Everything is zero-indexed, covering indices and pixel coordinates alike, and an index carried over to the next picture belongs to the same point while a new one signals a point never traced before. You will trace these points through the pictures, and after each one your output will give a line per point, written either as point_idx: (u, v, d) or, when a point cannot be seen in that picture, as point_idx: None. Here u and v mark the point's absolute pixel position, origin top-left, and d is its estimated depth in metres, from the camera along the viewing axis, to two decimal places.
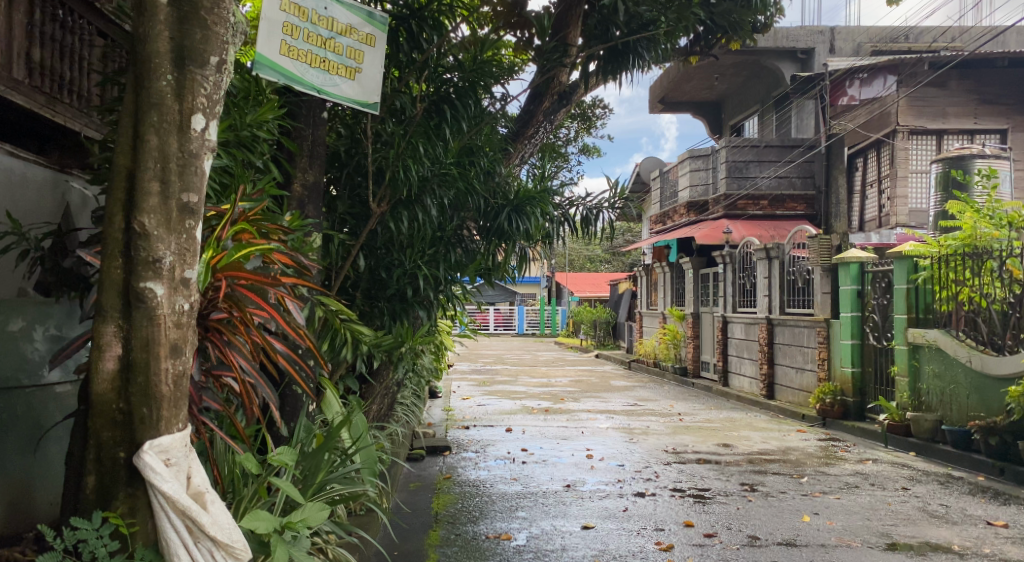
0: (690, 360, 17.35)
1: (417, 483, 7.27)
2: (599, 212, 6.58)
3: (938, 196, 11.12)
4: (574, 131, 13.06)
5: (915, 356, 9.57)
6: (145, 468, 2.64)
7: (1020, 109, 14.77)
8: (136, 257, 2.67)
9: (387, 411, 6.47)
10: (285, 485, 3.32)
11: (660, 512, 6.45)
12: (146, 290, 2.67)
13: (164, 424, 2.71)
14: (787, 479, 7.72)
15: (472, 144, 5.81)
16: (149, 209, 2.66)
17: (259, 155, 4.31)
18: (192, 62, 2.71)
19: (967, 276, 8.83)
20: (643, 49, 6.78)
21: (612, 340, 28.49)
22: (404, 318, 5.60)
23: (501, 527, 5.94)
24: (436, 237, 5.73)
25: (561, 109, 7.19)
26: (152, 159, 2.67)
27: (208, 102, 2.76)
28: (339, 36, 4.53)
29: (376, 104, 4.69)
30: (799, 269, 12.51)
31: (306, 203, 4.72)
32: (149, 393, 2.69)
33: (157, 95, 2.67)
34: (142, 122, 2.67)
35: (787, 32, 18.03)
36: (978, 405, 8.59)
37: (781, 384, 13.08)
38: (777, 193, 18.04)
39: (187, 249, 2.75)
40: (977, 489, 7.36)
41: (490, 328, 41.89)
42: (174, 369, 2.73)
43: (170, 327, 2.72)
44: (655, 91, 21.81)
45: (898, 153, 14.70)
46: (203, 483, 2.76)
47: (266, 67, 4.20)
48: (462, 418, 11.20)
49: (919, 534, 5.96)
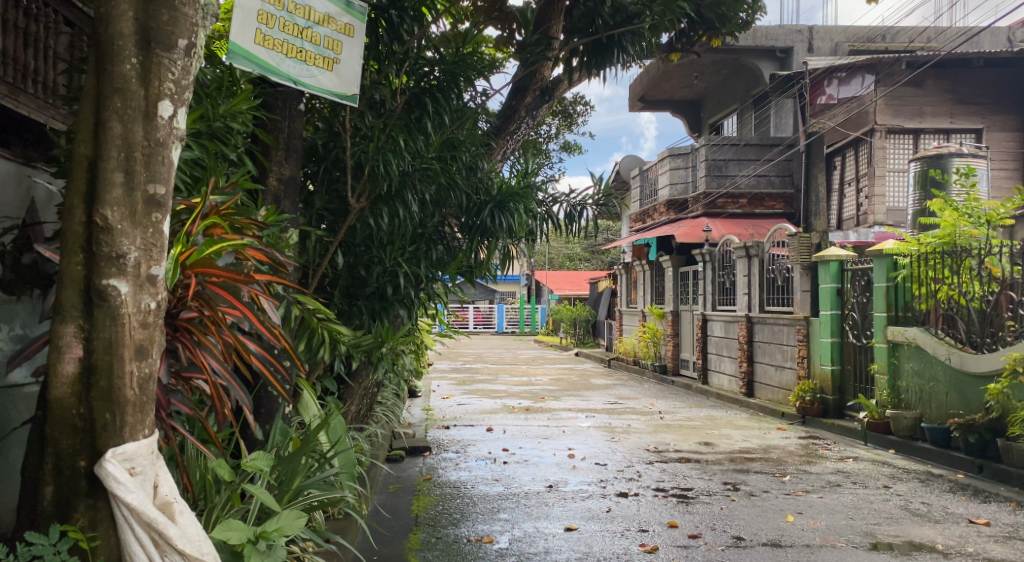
0: (669, 358, 17.32)
1: (396, 484, 7.15)
2: (583, 209, 6.47)
3: (917, 194, 11.11)
4: (554, 129, 12.92)
5: (895, 353, 9.55)
6: (108, 478, 2.48)
7: (997, 108, 14.80)
8: (99, 252, 2.51)
9: (366, 412, 6.34)
10: (260, 493, 3.17)
11: (644, 513, 6.35)
12: (109, 287, 2.52)
13: (129, 430, 2.56)
14: (770, 478, 7.65)
15: (454, 139, 5.66)
16: (112, 202, 2.51)
17: (232, 147, 4.17)
18: (158, 44, 2.55)
19: (945, 274, 8.80)
20: (627, 43, 6.60)
21: (592, 339, 28.45)
22: (385, 317, 5.45)
23: (483, 529, 5.82)
24: (417, 234, 5.61)
25: (543, 104, 7.09)
26: (115, 148, 2.51)
27: (176, 88, 2.60)
28: (316, 25, 4.38)
29: (355, 96, 4.55)
30: (779, 267, 12.49)
31: (282, 198, 4.58)
32: (113, 398, 2.53)
33: (120, 79, 2.51)
34: (104, 108, 2.51)
35: (767, 31, 17.94)
36: (957, 403, 8.55)
37: (760, 382, 13.05)
38: (755, 192, 18.07)
39: (153, 244, 2.58)
40: (957, 487, 7.33)
41: (469, 326, 41.78)
42: (140, 371, 2.58)
43: (135, 327, 2.56)
44: (636, 89, 21.72)
45: (876, 152, 14.74)
46: (171, 492, 2.63)
47: (240, 58, 4.05)
48: (442, 417, 11.07)
49: (902, 533, 5.89)
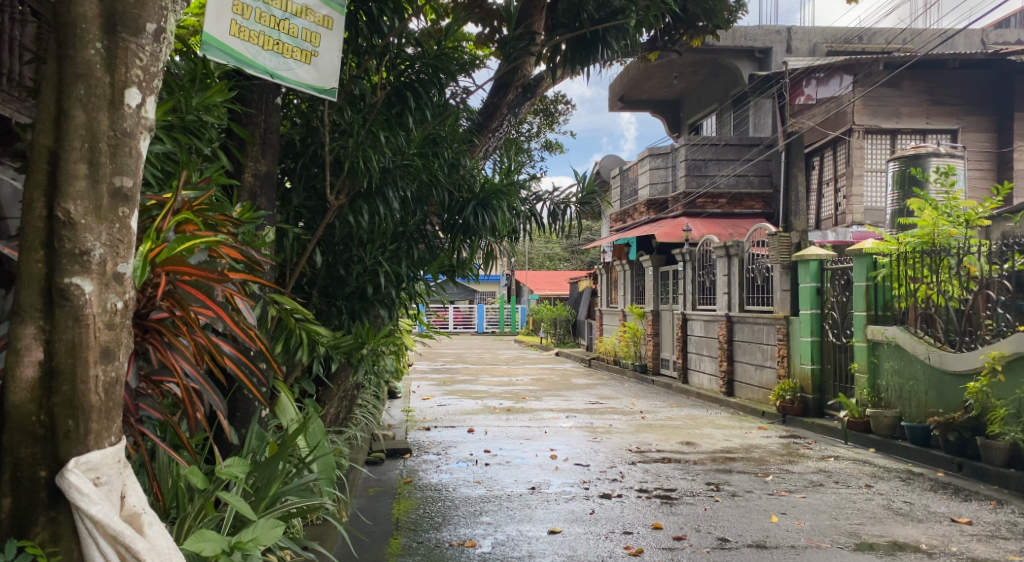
0: (650, 357, 17.27)
1: (376, 488, 7.01)
2: (566, 207, 6.36)
3: (896, 194, 11.11)
4: (535, 128, 12.84)
5: (874, 352, 9.54)
6: (71, 489, 2.34)
7: (972, 109, 14.87)
8: (60, 248, 2.35)
9: (345, 414, 6.20)
10: (237, 502, 3.05)
11: (628, 514, 6.26)
12: (72, 286, 2.36)
13: (93, 438, 2.41)
14: (752, 477, 7.60)
15: (435, 135, 5.56)
16: (75, 195, 2.34)
17: (206, 141, 4.04)
18: (124, 29, 2.39)
19: (925, 273, 8.82)
20: (611, 39, 6.50)
21: (572, 338, 28.39)
22: (365, 318, 5.35)
23: (465, 532, 5.70)
24: (398, 233, 5.50)
25: (525, 101, 6.99)
26: (79, 138, 2.35)
27: (144, 75, 2.45)
28: (293, 17, 4.26)
29: (334, 90, 4.41)
30: (759, 267, 12.46)
31: (258, 195, 4.44)
32: (76, 404, 2.38)
33: (83, 64, 2.35)
34: (66, 96, 2.35)
35: (746, 32, 17.90)
36: (937, 402, 8.53)
37: (740, 381, 13.02)
38: (735, 192, 18.08)
39: (120, 240, 2.43)
40: (938, 485, 7.30)
41: (449, 326, 41.65)
42: (106, 375, 2.43)
43: (100, 328, 2.41)
44: (616, 89, 21.69)
45: (854, 152, 14.78)
46: (138, 504, 2.50)
47: (215, 49, 3.92)
48: (422, 419, 10.92)
49: (886, 533, 5.83)
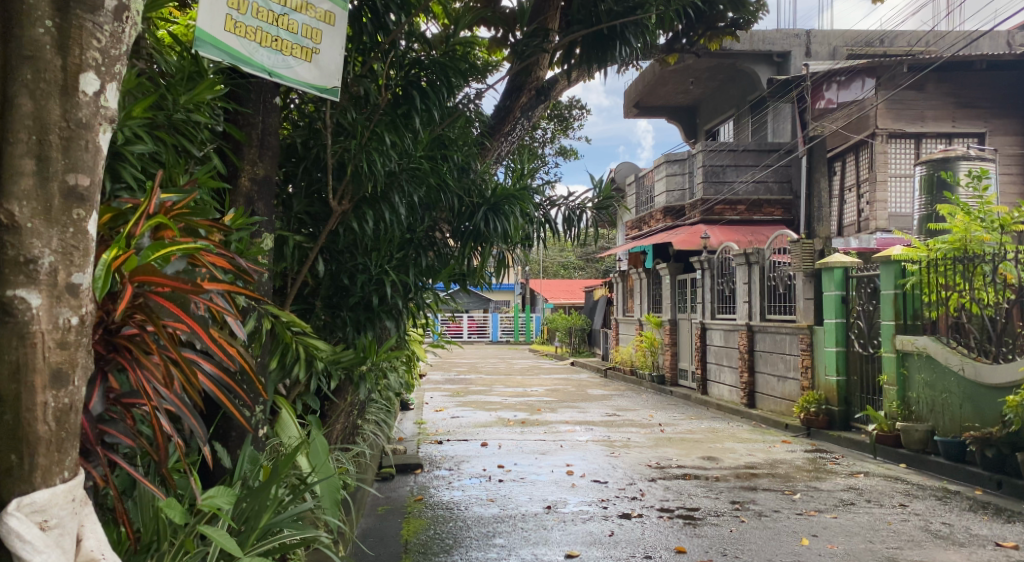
0: (667, 368, 16.94)
1: (385, 507, 6.73)
2: (582, 212, 6.05)
3: (924, 199, 10.76)
4: (549, 134, 12.61)
5: (904, 363, 9.13)
6: (12, 536, 2.07)
7: (999, 112, 14.47)
8: (4, 256, 2.09)
9: (351, 430, 5.92)
10: (220, 538, 2.79)
11: (649, 536, 5.92)
12: (17, 299, 2.11)
13: (41, 474, 2.13)
14: (779, 496, 7.23)
15: (443, 137, 5.34)
16: (21, 195, 2.09)
17: (198, 143, 3.80)
18: (79, 4, 2.15)
19: (956, 281, 8.34)
20: (630, 35, 6.17)
21: (587, 348, 28.11)
22: (370, 329, 5.11)
23: (477, 557, 5.38)
24: (405, 240, 5.20)
25: (539, 104, 6.76)
26: (26, 128, 2.09)
27: (103, 58, 2.20)
28: (293, 12, 3.98)
29: (336, 90, 4.14)
30: (780, 275, 12.12)
31: (255, 200, 4.15)
32: (20, 436, 2.12)
33: (32, 45, 2.10)
34: (10, 80, 2.09)
35: (764, 36, 17.60)
36: (972, 416, 8.13)
37: (762, 393, 12.64)
38: (754, 198, 17.70)
39: (72, 247, 2.16)
40: (977, 505, 6.93)
41: (463, 336, 41.36)
42: (57, 402, 2.16)
43: (51, 347, 2.15)
44: (631, 95, 21.38)
45: (877, 156, 14.38)
46: (97, 548, 2.24)
47: (208, 45, 3.63)
48: (435, 432, 10.63)
49: (926, 558, 5.46)
